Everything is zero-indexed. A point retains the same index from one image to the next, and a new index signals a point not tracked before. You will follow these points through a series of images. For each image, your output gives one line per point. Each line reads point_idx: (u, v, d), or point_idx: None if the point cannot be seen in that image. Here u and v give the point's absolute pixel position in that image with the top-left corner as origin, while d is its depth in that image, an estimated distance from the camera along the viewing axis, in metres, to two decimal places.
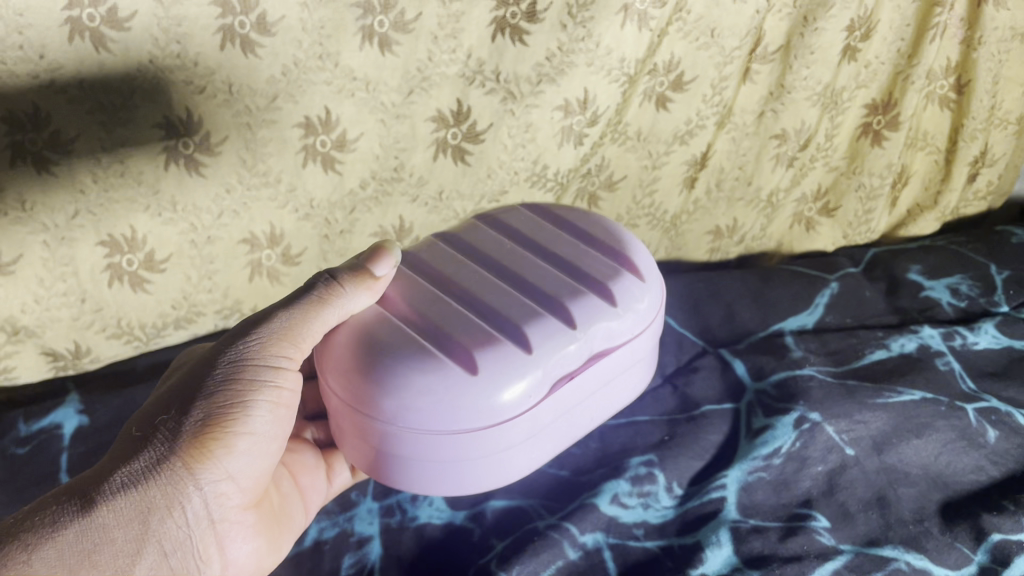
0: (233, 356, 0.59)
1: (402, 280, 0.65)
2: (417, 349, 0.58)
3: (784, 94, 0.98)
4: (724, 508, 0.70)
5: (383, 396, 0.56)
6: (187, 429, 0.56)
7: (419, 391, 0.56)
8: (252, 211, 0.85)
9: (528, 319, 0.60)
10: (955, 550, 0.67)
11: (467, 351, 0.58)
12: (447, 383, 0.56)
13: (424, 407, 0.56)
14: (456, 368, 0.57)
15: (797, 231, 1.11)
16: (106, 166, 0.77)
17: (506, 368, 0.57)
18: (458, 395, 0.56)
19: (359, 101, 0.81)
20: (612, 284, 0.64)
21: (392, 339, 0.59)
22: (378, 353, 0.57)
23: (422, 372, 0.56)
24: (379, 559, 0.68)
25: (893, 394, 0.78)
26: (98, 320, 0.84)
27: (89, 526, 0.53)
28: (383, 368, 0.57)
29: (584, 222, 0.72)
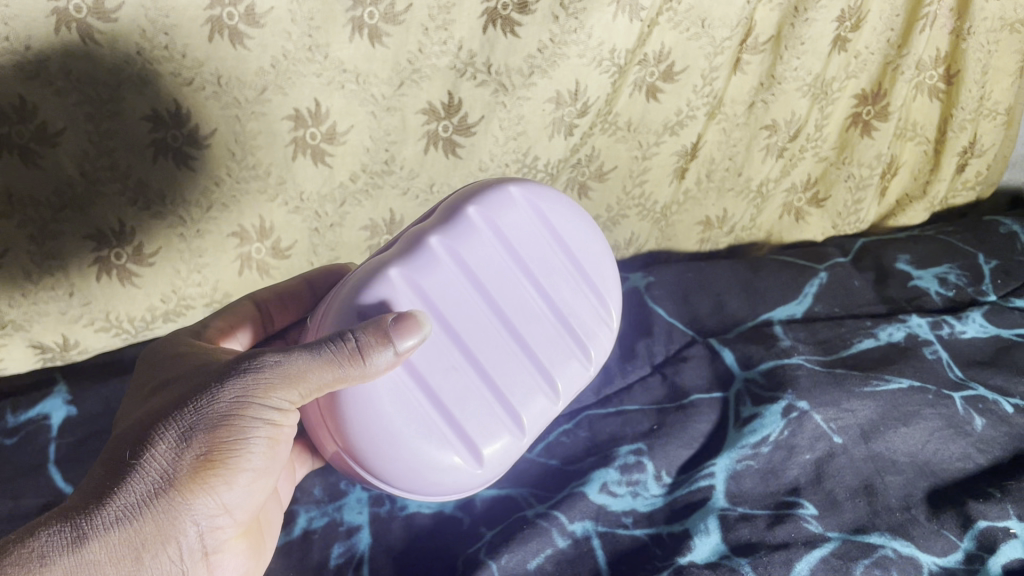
0: (236, 394, 0.53)
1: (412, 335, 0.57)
2: (432, 430, 0.58)
3: (775, 84, 0.98)
4: (713, 495, 0.70)
5: (397, 478, 0.57)
6: (186, 468, 0.52)
7: (431, 479, 0.58)
8: (241, 204, 0.85)
9: (525, 401, 0.61)
10: (941, 537, 0.68)
11: (471, 437, 0.59)
12: (457, 469, 0.59)
13: (428, 488, 0.59)
14: (461, 455, 0.59)
15: (787, 221, 1.12)
16: (93, 160, 0.77)
17: (498, 454, 0.61)
18: (461, 478, 0.59)
19: (349, 94, 0.82)
20: (595, 342, 0.66)
21: (408, 407, 0.57)
22: (397, 429, 0.56)
23: (438, 461, 0.58)
24: (368, 548, 0.68)
25: (881, 382, 0.78)
26: (86, 314, 0.84)
27: (79, 560, 0.50)
28: (399, 459, 0.57)
29: (585, 240, 0.66)
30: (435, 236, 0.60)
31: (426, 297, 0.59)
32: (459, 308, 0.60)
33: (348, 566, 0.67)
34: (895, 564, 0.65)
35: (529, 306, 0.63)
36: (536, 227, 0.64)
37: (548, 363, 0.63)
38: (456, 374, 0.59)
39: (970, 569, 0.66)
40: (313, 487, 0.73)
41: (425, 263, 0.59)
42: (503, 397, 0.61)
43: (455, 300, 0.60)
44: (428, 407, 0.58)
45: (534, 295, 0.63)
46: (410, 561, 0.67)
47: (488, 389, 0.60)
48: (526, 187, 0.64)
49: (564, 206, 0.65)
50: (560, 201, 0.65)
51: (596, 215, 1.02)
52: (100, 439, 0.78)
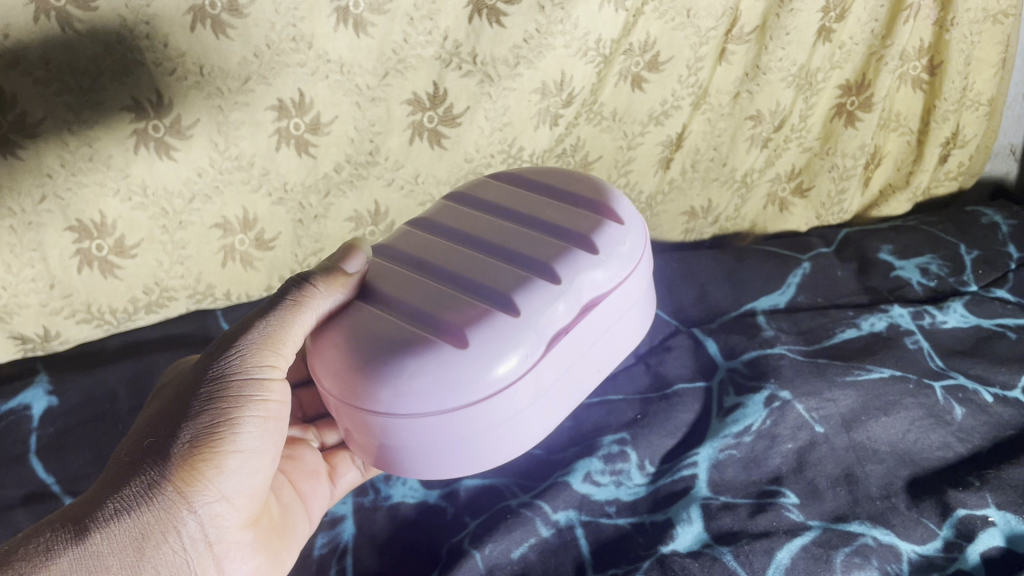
0: (217, 372, 0.56)
1: (388, 279, 0.61)
2: (404, 331, 0.55)
3: (760, 75, 0.98)
4: (695, 485, 0.71)
5: (373, 379, 0.53)
6: (177, 451, 0.54)
7: (411, 363, 0.53)
8: (225, 195, 0.84)
9: (515, 286, 0.57)
10: (921, 525, 0.68)
11: (455, 329, 0.55)
12: (437, 352, 0.54)
13: (415, 385, 0.53)
14: (447, 346, 0.54)
15: (771, 211, 1.12)
16: (73, 150, 0.76)
17: (495, 337, 0.54)
18: (452, 362, 0.53)
19: (334, 84, 0.81)
20: (597, 233, 0.62)
21: (375, 325, 0.56)
22: (362, 339, 0.55)
23: (411, 349, 0.54)
24: (352, 538, 0.69)
25: (862, 372, 0.79)
26: (67, 306, 0.84)
27: (82, 554, 0.52)
28: (368, 358, 0.54)
29: (564, 181, 0.69)
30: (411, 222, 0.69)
31: (401, 253, 0.64)
32: (442, 256, 0.63)
33: (332, 555, 0.67)
34: (875, 552, 0.66)
35: (506, 238, 0.63)
36: (511, 195, 0.69)
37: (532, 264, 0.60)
38: (430, 295, 0.58)
39: (949, 557, 0.66)
40: None
41: (401, 239, 0.67)
42: (485, 298, 0.58)
43: (435, 253, 0.63)
44: (397, 322, 0.57)
45: (508, 229, 0.64)
46: (394, 550, 0.68)
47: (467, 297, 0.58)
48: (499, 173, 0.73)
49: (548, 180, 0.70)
50: (533, 173, 0.72)
51: None
52: (82, 429, 0.78)
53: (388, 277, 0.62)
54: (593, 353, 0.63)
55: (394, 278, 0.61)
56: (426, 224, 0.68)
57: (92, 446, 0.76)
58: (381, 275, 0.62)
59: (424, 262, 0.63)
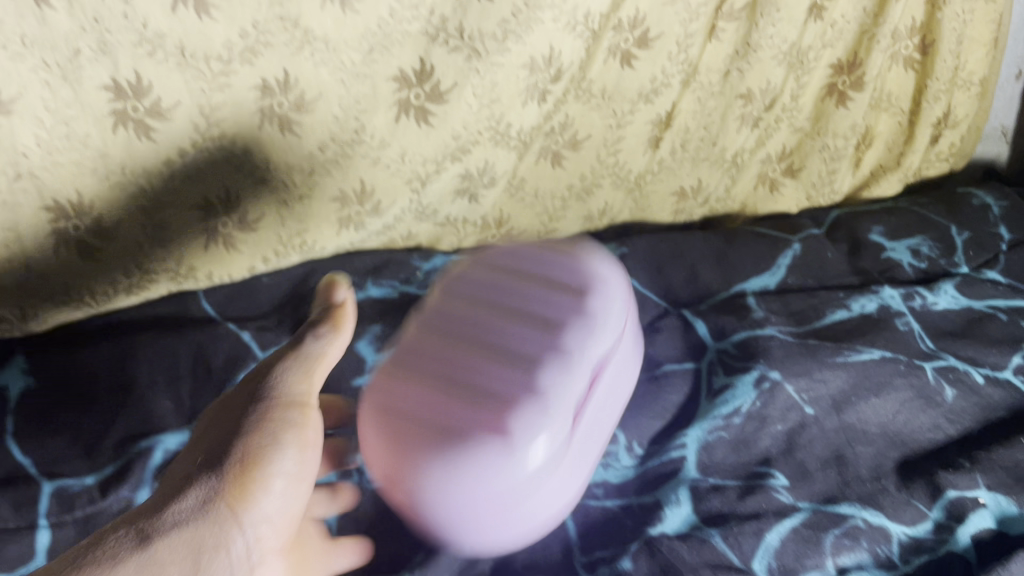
0: (262, 393, 0.54)
1: (411, 385, 0.60)
2: (452, 422, 0.57)
3: (750, 52, 0.97)
4: (684, 466, 0.70)
5: (438, 471, 0.55)
6: (228, 467, 0.51)
7: (477, 482, 0.55)
8: (206, 174, 0.82)
9: (541, 385, 0.58)
10: (911, 507, 0.67)
11: (498, 421, 0.56)
12: (497, 437, 0.55)
13: (485, 459, 0.55)
14: (493, 438, 0.55)
15: (761, 192, 1.11)
16: (49, 129, 0.73)
17: (534, 437, 0.56)
18: (517, 457, 0.55)
19: (318, 61, 0.79)
20: (595, 299, 0.64)
21: (419, 416, 0.58)
22: (414, 431, 0.57)
23: (470, 435, 0.56)
24: (336, 520, 0.67)
25: (852, 353, 0.78)
26: (44, 287, 0.82)
27: (147, 558, 0.45)
28: (423, 456, 0.55)
29: (546, 246, 0.70)
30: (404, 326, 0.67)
31: (405, 353, 0.63)
32: (453, 359, 0.62)
33: None
34: (865, 534, 0.65)
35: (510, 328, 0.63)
36: (490, 271, 0.69)
37: (550, 324, 0.62)
38: (462, 385, 0.60)
39: (939, 538, 0.65)
40: None
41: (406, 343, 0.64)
42: (516, 372, 0.60)
43: (438, 352, 0.63)
44: (441, 407, 0.58)
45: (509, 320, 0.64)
46: (379, 532, 0.66)
47: (497, 376, 0.60)
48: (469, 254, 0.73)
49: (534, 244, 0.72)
50: (511, 249, 0.71)
51: (569, 184, 1.01)
52: (59, 412, 0.76)
53: (406, 361, 0.62)
54: (597, 423, 0.66)
55: (413, 363, 0.62)
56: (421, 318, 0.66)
57: (71, 429, 0.74)
58: (398, 362, 0.62)
59: (433, 362, 0.62)
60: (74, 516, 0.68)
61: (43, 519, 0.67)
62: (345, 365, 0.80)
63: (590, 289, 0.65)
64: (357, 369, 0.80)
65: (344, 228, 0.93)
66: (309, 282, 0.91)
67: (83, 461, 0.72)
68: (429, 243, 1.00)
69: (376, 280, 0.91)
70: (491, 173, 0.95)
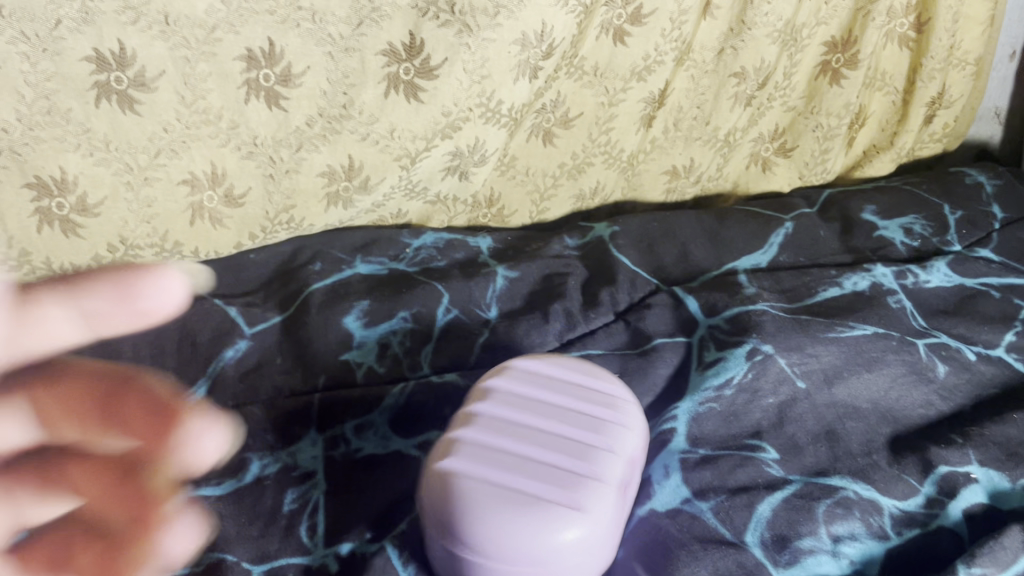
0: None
1: (472, 481, 0.54)
2: (524, 501, 0.53)
3: (745, 30, 0.96)
4: (673, 438, 0.69)
5: (521, 548, 0.52)
6: None
7: (556, 552, 0.52)
8: (192, 150, 0.81)
9: (595, 534, 0.54)
10: (902, 481, 0.67)
11: (552, 532, 0.52)
12: (578, 516, 0.53)
13: (563, 552, 0.52)
14: (551, 529, 0.52)
15: (754, 171, 1.10)
16: (30, 103, 0.72)
17: (584, 535, 0.53)
18: (590, 523, 0.54)
19: (305, 32, 0.79)
20: (621, 450, 0.60)
21: (491, 494, 0.54)
22: (487, 504, 0.53)
23: (552, 518, 0.53)
24: (323, 494, 0.67)
25: (845, 329, 0.77)
26: (26, 263, 0.79)
27: None
28: (492, 524, 0.52)
29: (568, 392, 0.64)
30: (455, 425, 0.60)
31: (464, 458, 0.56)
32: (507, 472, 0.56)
33: (302, 511, 0.65)
34: (857, 505, 0.64)
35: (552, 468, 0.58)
36: (532, 415, 0.61)
37: (596, 437, 0.60)
38: (522, 468, 0.56)
39: (930, 513, 0.65)
40: (265, 431, 0.71)
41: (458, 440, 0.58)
42: (576, 468, 0.56)
43: (491, 458, 0.56)
44: (511, 489, 0.54)
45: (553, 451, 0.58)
46: (367, 506, 0.66)
47: (558, 470, 0.56)
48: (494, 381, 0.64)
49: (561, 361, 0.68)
50: (536, 387, 0.64)
51: (561, 162, 1.00)
52: None
53: (463, 447, 0.57)
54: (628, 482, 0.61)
55: (470, 449, 0.57)
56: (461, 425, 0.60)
57: None
58: (452, 450, 0.57)
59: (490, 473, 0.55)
60: None
61: None
62: (332, 338, 0.79)
63: (615, 434, 0.61)
64: (344, 342, 0.78)
65: (333, 206, 0.91)
66: (297, 258, 0.90)
67: None
68: (419, 221, 0.99)
69: (365, 257, 0.90)
70: (481, 151, 0.93)
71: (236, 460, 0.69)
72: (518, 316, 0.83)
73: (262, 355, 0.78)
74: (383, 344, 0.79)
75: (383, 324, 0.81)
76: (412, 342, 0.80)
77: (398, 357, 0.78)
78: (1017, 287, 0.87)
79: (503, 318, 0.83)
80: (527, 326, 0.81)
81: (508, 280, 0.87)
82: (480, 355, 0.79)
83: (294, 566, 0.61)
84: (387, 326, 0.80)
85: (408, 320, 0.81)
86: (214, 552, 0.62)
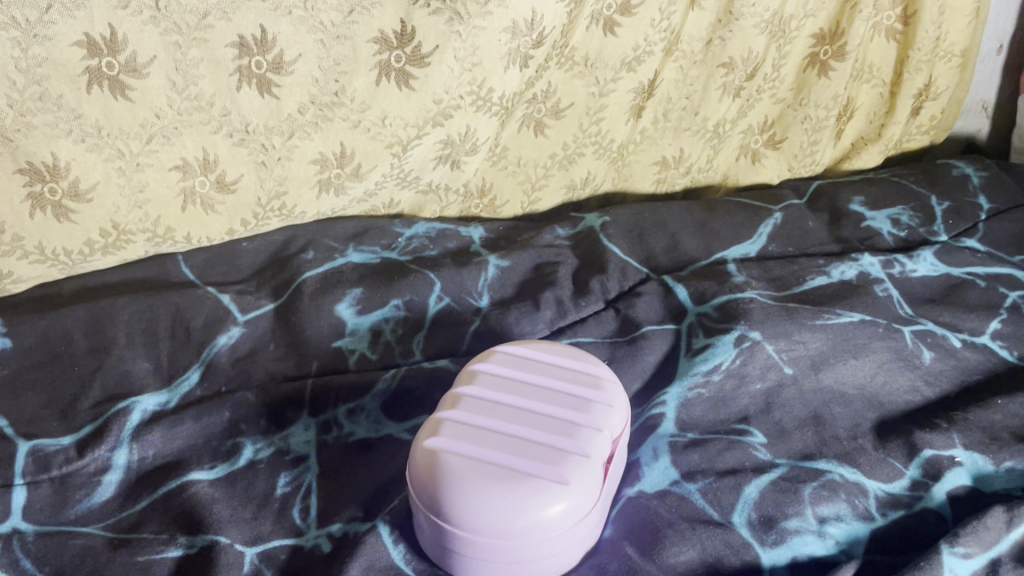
0: None
1: (454, 458, 0.56)
2: (508, 475, 0.55)
3: (733, 21, 0.97)
4: (662, 422, 0.70)
5: (507, 522, 0.53)
6: None
7: (545, 523, 0.53)
8: (184, 136, 0.82)
9: (579, 503, 0.55)
10: (887, 465, 0.68)
11: (536, 502, 0.53)
12: (561, 489, 0.54)
13: (547, 524, 0.54)
14: (534, 500, 0.53)
15: (744, 163, 1.12)
16: (22, 89, 0.73)
17: (567, 504, 0.54)
18: (575, 496, 0.55)
19: (297, 20, 0.80)
20: (603, 417, 0.61)
21: (475, 468, 0.55)
22: (471, 481, 0.54)
23: (535, 490, 0.54)
24: (315, 478, 0.67)
25: (833, 316, 0.78)
26: (19, 248, 0.80)
27: None
28: (474, 502, 0.53)
29: (548, 369, 0.65)
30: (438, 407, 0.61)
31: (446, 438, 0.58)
32: (490, 447, 0.57)
33: (295, 494, 0.66)
34: (842, 487, 0.65)
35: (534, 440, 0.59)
36: (513, 392, 0.62)
37: (578, 411, 0.60)
38: (506, 443, 0.57)
39: (915, 495, 0.65)
40: (258, 416, 0.72)
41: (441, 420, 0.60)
42: (559, 441, 0.58)
43: (472, 435, 0.58)
44: (496, 463, 0.56)
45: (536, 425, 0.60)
46: (359, 489, 0.67)
47: (542, 444, 0.57)
48: (476, 364, 0.66)
49: (546, 343, 0.69)
50: (516, 366, 0.65)
51: (552, 153, 1.01)
52: (34, 375, 0.74)
53: (449, 425, 0.59)
54: (617, 457, 0.63)
55: (456, 427, 0.58)
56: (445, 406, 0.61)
57: (46, 388, 0.73)
58: (438, 428, 0.59)
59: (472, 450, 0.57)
60: (50, 476, 0.66)
61: (18, 479, 0.66)
62: (324, 325, 0.79)
63: (597, 405, 0.62)
64: (337, 330, 0.79)
65: (325, 192, 0.91)
66: (289, 247, 0.90)
67: (59, 422, 0.70)
68: (411, 211, 0.99)
69: (358, 246, 0.90)
70: (472, 139, 0.94)
71: (229, 445, 0.70)
72: (509, 304, 0.84)
73: (255, 342, 0.79)
74: (375, 331, 0.80)
75: (375, 311, 0.81)
76: (403, 330, 0.80)
77: (391, 344, 0.79)
78: (1002, 276, 0.88)
79: (494, 307, 0.84)
80: (518, 313, 0.82)
81: (499, 269, 0.88)
82: (471, 342, 0.80)
83: (285, 548, 0.62)
84: (379, 313, 0.81)
85: (400, 308, 0.82)
86: (207, 534, 0.62)
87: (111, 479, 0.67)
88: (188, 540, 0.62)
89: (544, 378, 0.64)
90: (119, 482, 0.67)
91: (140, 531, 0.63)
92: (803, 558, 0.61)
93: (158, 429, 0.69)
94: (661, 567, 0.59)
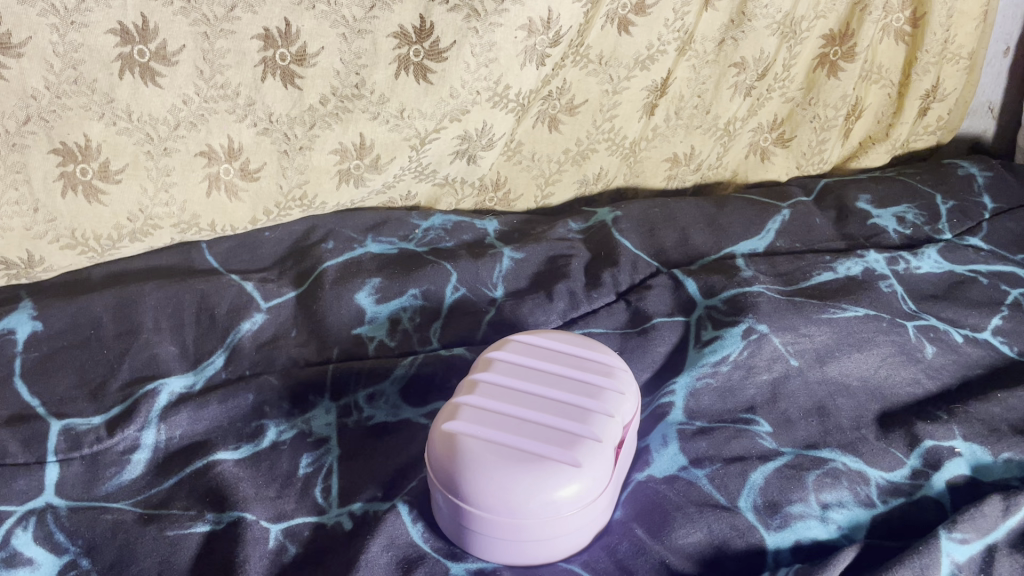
0: None
1: (472, 441, 0.58)
2: (523, 458, 0.57)
3: (745, 22, 1.00)
4: (671, 411, 0.73)
5: (521, 501, 0.55)
6: None
7: (558, 504, 0.56)
8: (210, 123, 0.84)
9: (591, 483, 0.57)
10: (889, 454, 0.70)
11: (550, 482, 0.56)
12: (573, 471, 0.57)
13: (559, 505, 0.56)
14: (548, 482, 0.56)
15: (753, 160, 1.14)
16: (58, 72, 0.75)
17: (580, 485, 0.56)
18: (587, 477, 0.57)
19: (320, 14, 0.83)
20: (614, 403, 0.63)
21: (490, 450, 0.57)
22: (487, 462, 0.57)
23: (549, 472, 0.56)
24: (336, 460, 0.70)
25: (838, 310, 0.81)
26: (51, 230, 0.82)
27: None
28: (492, 483, 0.56)
29: (562, 358, 0.68)
30: (459, 395, 0.64)
31: (464, 421, 0.60)
32: (507, 429, 0.59)
33: (316, 474, 0.69)
34: (845, 475, 0.68)
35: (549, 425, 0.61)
36: (529, 380, 0.65)
37: (590, 397, 0.63)
38: (521, 427, 0.59)
39: (915, 483, 0.68)
40: (281, 399, 0.74)
41: (463, 405, 0.62)
42: (570, 426, 0.60)
43: (488, 420, 0.60)
44: (512, 446, 0.58)
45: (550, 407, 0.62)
46: (378, 472, 0.69)
47: (554, 428, 0.60)
48: (494, 353, 0.68)
49: (560, 332, 0.72)
50: (531, 356, 0.68)
51: (565, 148, 1.03)
52: (65, 355, 0.76)
53: (466, 410, 0.61)
54: (627, 443, 0.65)
55: (473, 412, 0.61)
56: (466, 393, 0.64)
57: (77, 368, 0.75)
58: (456, 412, 0.61)
59: (488, 433, 0.59)
60: (81, 453, 0.69)
61: (51, 455, 0.68)
62: (344, 312, 0.82)
63: (609, 391, 0.64)
64: (356, 318, 0.82)
65: (344, 183, 0.93)
66: (310, 237, 0.92)
67: (89, 402, 0.73)
68: (428, 203, 1.02)
69: (376, 237, 0.93)
70: (489, 134, 0.96)
71: (252, 427, 0.72)
72: (523, 295, 0.86)
73: (277, 328, 0.81)
74: (393, 319, 0.82)
75: (394, 300, 0.84)
76: (421, 319, 0.83)
77: (408, 332, 0.82)
78: (1004, 275, 0.91)
79: (508, 298, 0.86)
80: (532, 304, 0.84)
81: (513, 261, 0.90)
82: (486, 330, 0.82)
83: (308, 524, 0.64)
84: (397, 302, 0.84)
85: (418, 297, 0.84)
86: (234, 511, 0.64)
87: (139, 458, 0.69)
88: (216, 516, 0.64)
89: (558, 367, 0.66)
90: (148, 461, 0.69)
91: (168, 507, 0.65)
92: (807, 541, 0.63)
93: (185, 411, 0.72)
94: (669, 547, 0.62)
